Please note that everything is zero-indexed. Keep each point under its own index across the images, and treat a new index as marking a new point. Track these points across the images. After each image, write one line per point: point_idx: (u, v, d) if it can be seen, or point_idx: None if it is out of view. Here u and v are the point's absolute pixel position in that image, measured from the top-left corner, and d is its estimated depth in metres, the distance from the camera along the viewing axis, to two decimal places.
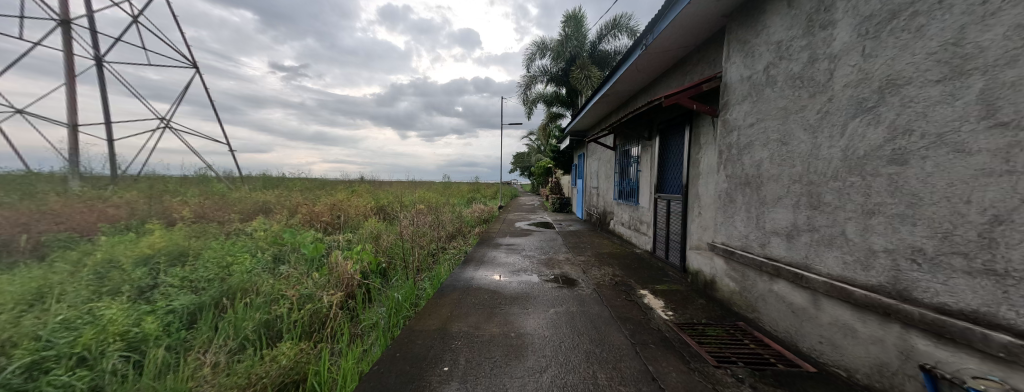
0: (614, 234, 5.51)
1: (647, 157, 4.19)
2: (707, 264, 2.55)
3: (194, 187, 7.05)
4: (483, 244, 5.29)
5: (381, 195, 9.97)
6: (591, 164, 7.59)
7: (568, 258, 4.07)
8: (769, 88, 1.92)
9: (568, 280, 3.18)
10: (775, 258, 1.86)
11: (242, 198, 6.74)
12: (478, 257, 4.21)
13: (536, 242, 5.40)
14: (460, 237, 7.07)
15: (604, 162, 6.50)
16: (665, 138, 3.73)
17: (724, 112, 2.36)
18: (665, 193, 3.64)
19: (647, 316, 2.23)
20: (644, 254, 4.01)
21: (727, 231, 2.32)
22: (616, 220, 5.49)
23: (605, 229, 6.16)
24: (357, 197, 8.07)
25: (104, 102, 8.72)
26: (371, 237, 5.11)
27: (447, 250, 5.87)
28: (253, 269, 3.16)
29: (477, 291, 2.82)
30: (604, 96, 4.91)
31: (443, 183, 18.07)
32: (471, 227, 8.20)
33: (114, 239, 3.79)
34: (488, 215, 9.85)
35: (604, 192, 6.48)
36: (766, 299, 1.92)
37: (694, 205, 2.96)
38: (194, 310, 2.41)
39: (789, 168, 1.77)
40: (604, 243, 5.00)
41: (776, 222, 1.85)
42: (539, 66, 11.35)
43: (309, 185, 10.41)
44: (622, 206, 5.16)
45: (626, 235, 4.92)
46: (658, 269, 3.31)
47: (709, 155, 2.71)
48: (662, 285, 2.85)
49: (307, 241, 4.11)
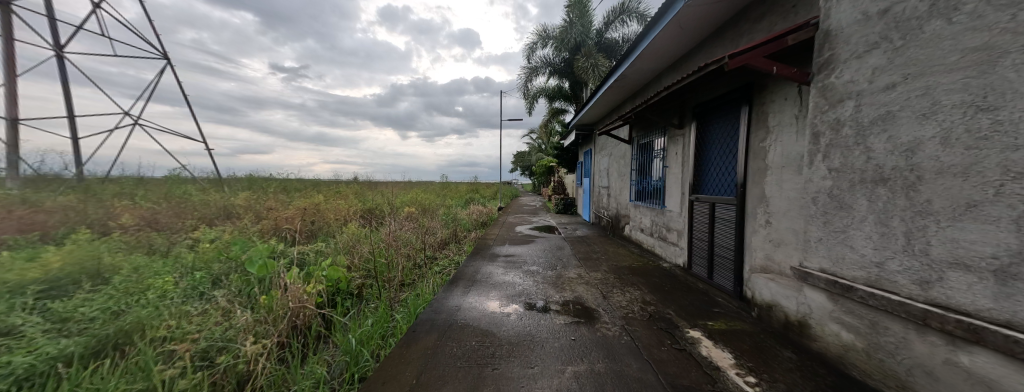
0: (631, 243, 4.73)
1: (676, 150, 3.41)
2: (792, 298, 1.77)
3: (156, 189, 6.30)
4: (478, 255, 4.52)
5: (371, 196, 9.24)
6: (601, 162, 6.82)
7: (581, 275, 3.30)
8: (941, 19, 1.14)
9: (587, 312, 2.39)
10: (962, 310, 1.08)
11: (208, 202, 5.97)
12: (470, 275, 3.44)
13: (540, 252, 4.63)
14: (453, 245, 6.31)
15: (616, 159, 5.73)
16: (705, 124, 2.95)
17: (827, 74, 1.58)
18: (706, 194, 2.87)
19: (718, 386, 1.45)
20: (675, 270, 3.23)
21: (832, 251, 1.54)
22: (633, 225, 4.71)
23: (619, 236, 5.38)
24: (341, 200, 7.30)
25: (66, 97, 7.97)
26: (347, 247, 4.35)
27: (438, 261, 5.11)
28: (167, 301, 2.38)
29: (461, 334, 2.04)
30: (620, 78, 4.11)
31: (441, 184, 17.31)
32: (466, 232, 7.42)
33: (14, 254, 3.00)
34: (486, 217, 9.08)
35: (617, 193, 5.70)
36: (934, 374, 1.15)
37: (757, 210, 2.18)
38: (44, 374, 1.64)
39: (1004, 151, 0.99)
40: (620, 254, 4.22)
41: (963, 247, 1.08)
42: (541, 57, 10.58)
43: (294, 186, 9.68)
44: (642, 209, 4.39)
45: (647, 244, 4.15)
46: (702, 295, 2.52)
47: (788, 141, 1.92)
48: (717, 322, 2.06)
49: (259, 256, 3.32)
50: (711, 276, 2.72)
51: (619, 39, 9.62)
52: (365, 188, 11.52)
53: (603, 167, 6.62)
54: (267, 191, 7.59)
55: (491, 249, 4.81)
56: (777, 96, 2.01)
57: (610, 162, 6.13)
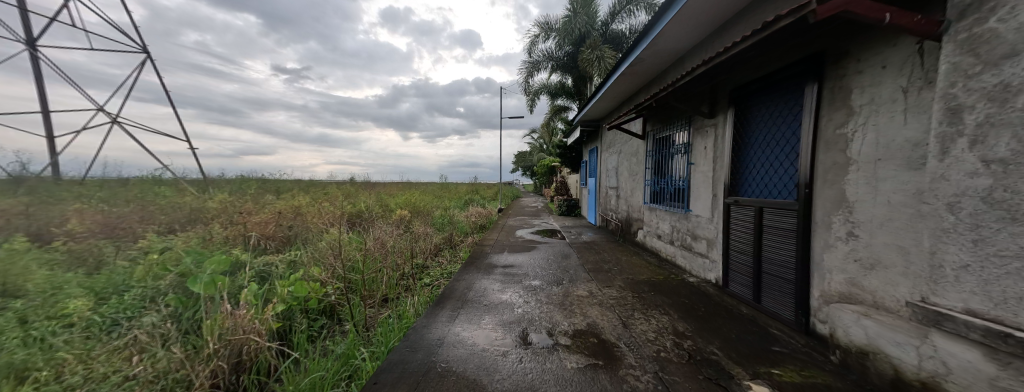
0: (647, 251, 4.19)
1: (705, 144, 2.88)
2: (908, 347, 1.24)
3: (125, 191, 5.80)
4: (472, 265, 4.00)
5: (363, 198, 8.75)
6: (609, 160, 6.30)
7: (593, 294, 2.78)
8: None
9: (604, 348, 1.85)
10: None
11: (179, 204, 5.47)
12: (461, 292, 2.92)
13: (543, 261, 4.11)
14: (448, 251, 5.78)
15: (627, 156, 5.19)
16: (746, 111, 2.42)
17: (981, 17, 1.06)
18: (748, 196, 2.34)
19: None
20: (706, 287, 2.68)
21: (993, 285, 1.01)
22: (649, 231, 4.18)
23: (631, 243, 4.84)
24: (329, 202, 6.81)
25: (39, 92, 7.51)
26: (324, 256, 3.83)
27: (428, 272, 4.60)
28: (67, 333, 1.84)
29: (439, 387, 1.51)
30: (636, 61, 3.59)
31: (439, 184, 16.82)
32: (462, 236, 6.90)
33: None
34: (485, 220, 8.56)
35: (627, 194, 5.18)
36: None
37: (832, 219, 1.65)
38: None
39: None
40: (635, 264, 3.70)
41: None
42: (543, 51, 10.07)
43: (283, 186, 9.19)
44: (660, 214, 3.86)
45: (667, 253, 3.62)
46: (750, 325, 1.98)
47: (888, 124, 1.40)
48: (786, 371, 1.52)
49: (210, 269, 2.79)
50: (757, 299, 2.17)
51: (626, 30, 9.10)
52: (358, 189, 11.05)
53: (611, 166, 6.09)
54: (250, 192, 7.10)
55: (488, 258, 4.29)
56: (868, 63, 1.49)
57: (619, 161, 5.61)
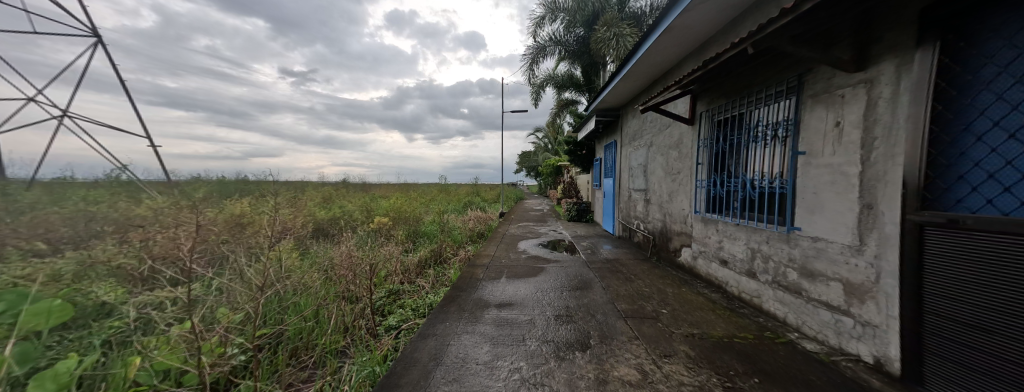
0: (700, 281, 3.00)
1: (838, 118, 1.69)
2: None
3: (35, 192, 4.68)
4: (457, 301, 2.84)
5: (345, 202, 7.70)
6: (632, 156, 5.14)
7: (650, 381, 1.58)
8: None
9: None
10: None
11: (93, 210, 4.34)
12: (423, 369, 1.75)
13: (554, 295, 2.93)
14: (433, 269, 4.63)
15: (661, 150, 4.03)
16: (968, 42, 1.22)
17: None
18: (988, 214, 1.15)
19: None
20: (861, 375, 1.49)
21: None
22: (702, 253, 3.00)
23: (671, 264, 3.65)
24: (295, 208, 5.71)
25: None
26: (247, 289, 2.70)
27: (402, 303, 3.49)
28: None
29: None
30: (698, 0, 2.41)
31: (437, 186, 15.75)
32: (455, 247, 5.77)
33: None
34: (484, 227, 7.41)
35: (662, 199, 4.00)
36: None
37: None
38: None
39: None
40: (694, 306, 2.50)
41: None
42: (549, 34, 8.97)
43: (253, 187, 8.07)
44: (725, 229, 2.68)
45: (742, 290, 2.44)
46: None
47: None
48: None
49: (21, 328, 1.58)
50: None
51: (645, 8, 8.01)
52: (345, 192, 9.99)
53: (636, 164, 4.92)
54: (202, 194, 5.95)
55: (480, 288, 3.14)
56: None
57: (649, 156, 4.44)
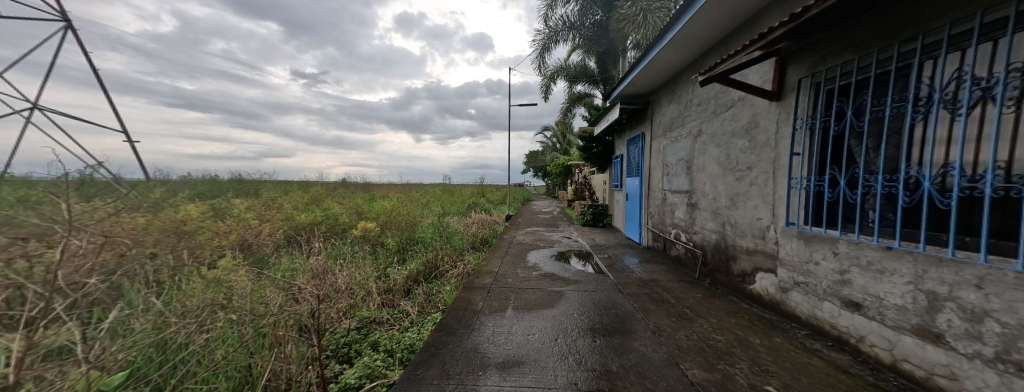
0: (798, 326, 2.06)
1: None
2: None
3: None
4: (442, 355, 1.90)
5: (334, 204, 6.90)
6: (669, 149, 4.16)
7: None
8: None
9: None
10: None
11: None
12: None
13: (581, 345, 2.00)
14: (424, 288, 3.74)
15: (716, 140, 3.06)
16: None
17: None
18: None
19: None
20: None
21: None
22: (801, 285, 2.05)
23: (737, 294, 2.70)
24: (267, 212, 4.89)
25: None
26: (135, 333, 1.84)
27: (375, 341, 2.62)
28: None
29: None
30: None
31: (441, 185, 14.92)
32: (454, 256, 4.89)
33: None
34: (489, 232, 6.50)
35: (716, 204, 3.04)
36: None
37: None
38: None
39: None
40: (817, 380, 1.55)
41: None
42: (561, 17, 8.09)
43: (235, 184, 7.31)
44: (853, 255, 1.73)
45: (900, 357, 1.50)
46: None
47: None
48: None
49: None
50: None
51: None
52: (338, 192, 9.20)
53: (675, 159, 3.95)
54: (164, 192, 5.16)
55: (476, 330, 2.22)
56: None
57: (695, 149, 3.47)
